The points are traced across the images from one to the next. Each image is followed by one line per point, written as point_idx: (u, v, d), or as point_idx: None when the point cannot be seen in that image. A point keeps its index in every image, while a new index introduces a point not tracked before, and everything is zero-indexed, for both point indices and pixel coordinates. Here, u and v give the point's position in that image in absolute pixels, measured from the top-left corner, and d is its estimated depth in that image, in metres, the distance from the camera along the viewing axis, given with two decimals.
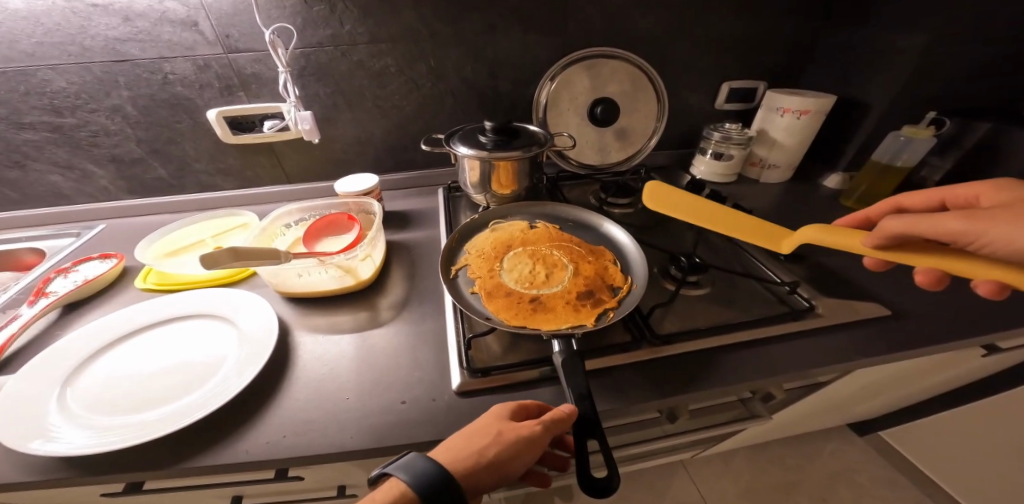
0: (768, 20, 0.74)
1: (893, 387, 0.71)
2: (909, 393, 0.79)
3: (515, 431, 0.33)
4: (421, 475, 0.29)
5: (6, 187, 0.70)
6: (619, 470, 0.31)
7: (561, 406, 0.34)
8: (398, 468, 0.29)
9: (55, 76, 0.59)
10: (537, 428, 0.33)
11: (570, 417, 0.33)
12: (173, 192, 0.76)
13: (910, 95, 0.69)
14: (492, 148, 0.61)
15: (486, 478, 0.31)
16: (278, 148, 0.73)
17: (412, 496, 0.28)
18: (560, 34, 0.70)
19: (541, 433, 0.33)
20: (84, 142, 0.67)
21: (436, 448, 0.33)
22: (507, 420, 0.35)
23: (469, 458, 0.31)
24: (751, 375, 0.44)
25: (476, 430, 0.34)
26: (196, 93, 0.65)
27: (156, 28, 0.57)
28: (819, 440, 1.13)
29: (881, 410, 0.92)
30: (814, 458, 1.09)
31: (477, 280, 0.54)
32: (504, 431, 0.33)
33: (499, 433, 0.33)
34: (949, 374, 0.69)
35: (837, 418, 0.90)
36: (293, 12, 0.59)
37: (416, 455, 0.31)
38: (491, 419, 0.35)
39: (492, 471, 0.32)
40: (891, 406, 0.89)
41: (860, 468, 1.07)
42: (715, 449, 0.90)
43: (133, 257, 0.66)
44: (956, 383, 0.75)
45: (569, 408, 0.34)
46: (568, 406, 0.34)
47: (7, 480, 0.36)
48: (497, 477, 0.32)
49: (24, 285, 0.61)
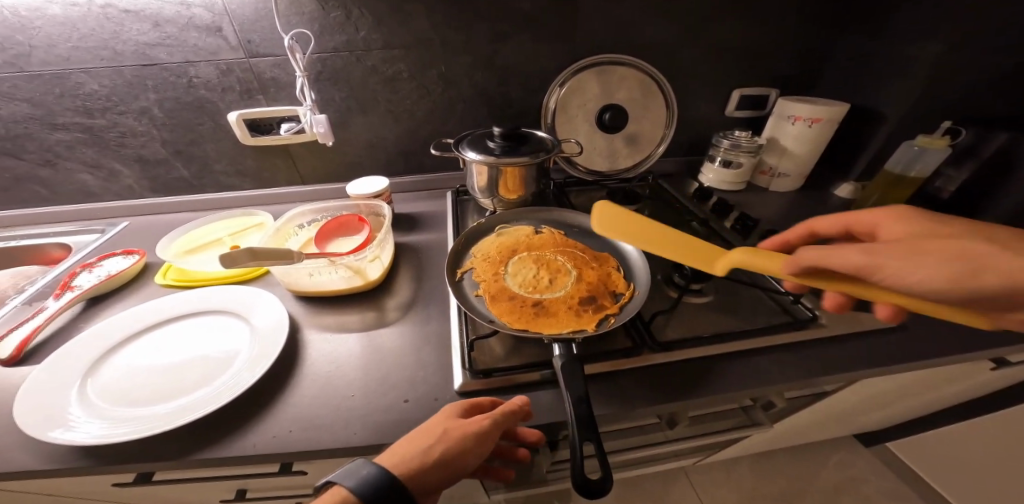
0: (780, 29, 0.74)
1: (898, 399, 0.70)
2: (915, 406, 0.78)
3: (461, 429, 0.34)
4: (366, 480, 0.30)
5: (38, 185, 0.74)
6: (612, 474, 0.32)
7: (514, 400, 0.37)
8: (343, 477, 0.31)
9: (88, 79, 0.62)
10: (484, 423, 0.35)
11: (520, 408, 0.37)
12: (193, 191, 0.79)
13: (926, 104, 0.68)
14: (500, 153, 0.61)
15: (436, 476, 0.32)
16: (293, 151, 0.76)
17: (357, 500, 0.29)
18: (570, 41, 0.71)
19: (486, 428, 0.34)
20: (113, 142, 0.70)
21: (383, 453, 0.34)
22: (455, 418, 0.36)
23: (414, 460, 0.32)
24: (751, 384, 0.44)
25: (423, 432, 0.35)
26: (219, 97, 0.67)
27: (183, 33, 0.60)
28: (824, 449, 1.11)
29: (886, 422, 0.91)
30: (820, 470, 1.07)
31: (482, 283, 0.55)
32: (452, 430, 0.34)
33: (445, 431, 0.34)
34: (958, 387, 0.68)
35: (842, 430, 0.88)
36: (311, 19, 0.61)
37: (362, 461, 0.32)
38: (438, 419, 0.36)
39: (441, 470, 0.33)
40: (899, 417, 0.87)
41: (865, 479, 1.04)
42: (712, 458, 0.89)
43: (154, 254, 0.69)
44: (965, 396, 0.74)
45: (521, 400, 0.37)
46: (520, 399, 0.38)
47: (30, 468, 0.38)
48: (446, 476, 0.33)
49: (52, 279, 0.64)
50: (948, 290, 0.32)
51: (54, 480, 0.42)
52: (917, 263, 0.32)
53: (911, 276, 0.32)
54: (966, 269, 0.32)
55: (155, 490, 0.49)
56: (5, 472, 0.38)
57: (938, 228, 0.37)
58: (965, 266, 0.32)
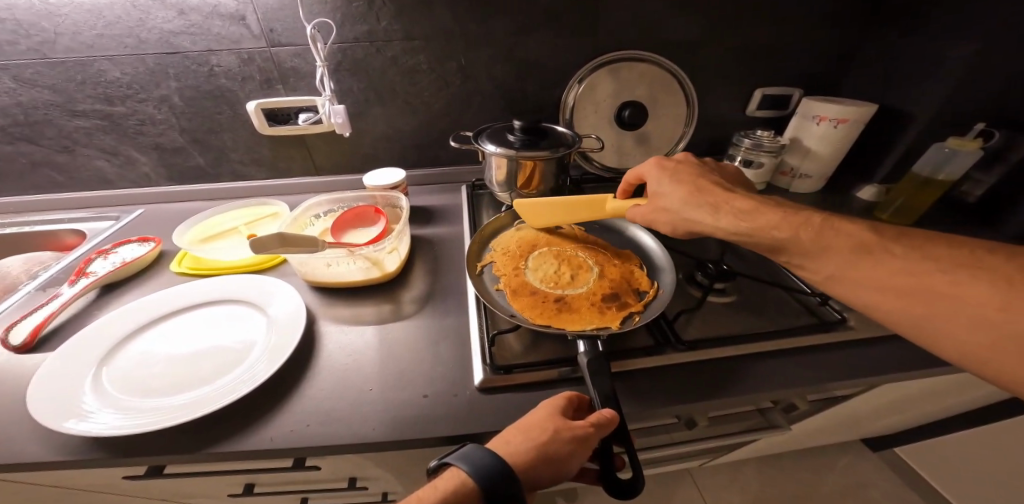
0: (807, 28, 0.73)
1: (916, 405, 0.69)
2: (930, 412, 0.76)
3: (568, 431, 0.31)
4: (480, 465, 0.29)
5: (54, 171, 0.73)
6: (643, 473, 0.30)
7: (604, 410, 0.33)
8: (457, 458, 0.30)
9: (111, 66, 0.62)
10: (589, 428, 0.31)
11: (611, 423, 0.32)
12: (208, 180, 0.78)
13: (955, 107, 0.67)
14: (520, 147, 0.61)
15: (543, 474, 0.31)
16: (309, 141, 0.75)
17: (471, 486, 0.28)
18: (592, 36, 0.70)
19: (593, 433, 0.31)
20: (132, 130, 0.70)
21: (492, 441, 0.33)
22: (560, 416, 0.33)
23: (525, 455, 0.31)
24: (776, 386, 0.42)
25: (530, 426, 0.33)
26: (238, 86, 0.66)
27: (207, 21, 0.60)
28: (831, 453, 1.09)
29: (898, 428, 0.89)
30: (826, 474, 1.05)
31: (503, 277, 0.54)
32: (559, 429, 0.32)
33: (553, 430, 0.32)
34: (978, 393, 0.66)
35: (851, 434, 0.87)
36: (333, 8, 0.60)
37: (475, 445, 0.31)
38: (544, 415, 0.34)
39: (547, 468, 0.31)
40: (912, 422, 0.85)
41: (872, 484, 1.02)
42: (718, 459, 0.88)
43: (170, 242, 0.69)
44: (982, 403, 0.72)
45: (610, 413, 0.32)
46: (609, 411, 0.33)
47: (43, 459, 0.37)
48: (551, 474, 0.31)
49: (66, 265, 0.63)
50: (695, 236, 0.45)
51: (65, 471, 0.41)
52: (671, 217, 0.45)
53: (664, 226, 0.47)
54: (756, 244, 0.39)
55: (165, 483, 0.49)
56: (18, 463, 0.37)
57: (667, 194, 0.46)
58: (772, 245, 0.37)
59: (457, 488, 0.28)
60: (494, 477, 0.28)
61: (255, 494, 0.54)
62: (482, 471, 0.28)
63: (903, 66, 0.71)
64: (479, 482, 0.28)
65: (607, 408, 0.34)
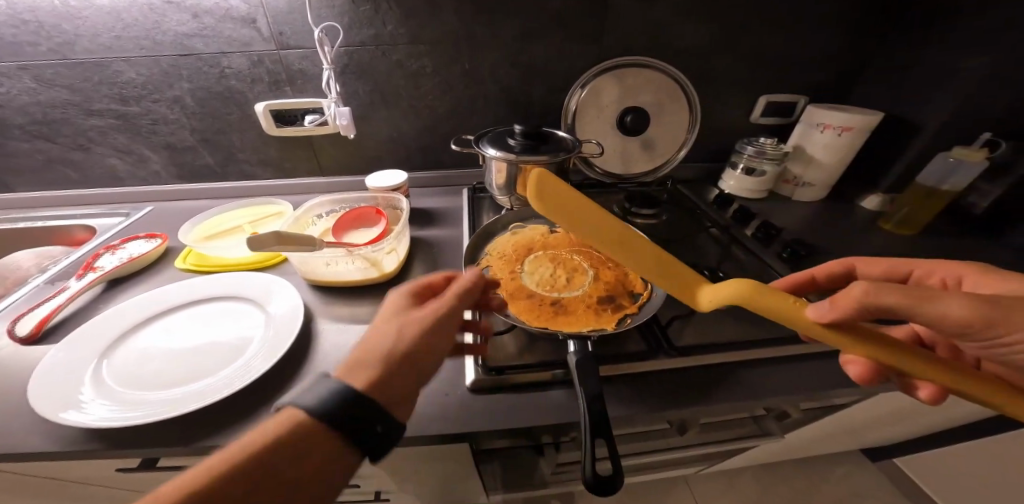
0: (824, 37, 0.73)
1: (916, 415, 0.68)
2: (931, 422, 0.75)
3: (420, 316, 0.34)
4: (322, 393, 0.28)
5: (69, 168, 0.76)
6: (622, 471, 0.30)
7: (460, 280, 0.37)
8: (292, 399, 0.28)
9: (127, 68, 0.64)
10: (439, 304, 0.35)
11: (471, 288, 0.36)
12: (216, 179, 0.80)
13: (963, 117, 0.66)
14: (520, 151, 0.61)
15: (413, 367, 0.32)
16: (315, 142, 0.77)
17: (315, 413, 0.27)
18: (596, 42, 0.70)
19: (450, 301, 0.35)
20: (145, 130, 0.72)
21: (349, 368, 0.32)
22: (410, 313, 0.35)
23: (383, 359, 0.31)
24: (767, 393, 0.42)
25: (383, 336, 0.33)
26: (248, 87, 0.68)
27: (219, 24, 0.61)
28: (829, 461, 1.07)
29: (898, 438, 0.88)
30: (825, 484, 1.02)
31: (499, 281, 0.53)
32: (411, 323, 0.33)
33: (406, 326, 0.33)
34: (979, 404, 0.65)
35: (850, 444, 0.85)
36: (341, 12, 0.62)
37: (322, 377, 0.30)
38: (396, 319, 0.34)
39: (414, 359, 0.32)
40: (911, 433, 0.83)
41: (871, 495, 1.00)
42: (714, 467, 0.87)
43: (176, 239, 0.70)
44: (984, 414, 0.71)
45: (469, 277, 0.37)
46: (469, 276, 0.37)
47: (38, 450, 0.38)
48: (421, 366, 0.32)
49: (75, 259, 0.65)
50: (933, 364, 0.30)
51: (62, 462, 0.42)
52: (936, 315, 0.30)
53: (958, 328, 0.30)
54: None
55: (160, 476, 0.49)
56: (12, 454, 0.37)
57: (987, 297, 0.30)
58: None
59: (295, 426, 0.27)
60: (341, 403, 0.27)
61: None
62: (326, 406, 0.28)
63: (909, 76, 0.71)
64: (326, 406, 0.27)
65: (592, 408, 0.33)
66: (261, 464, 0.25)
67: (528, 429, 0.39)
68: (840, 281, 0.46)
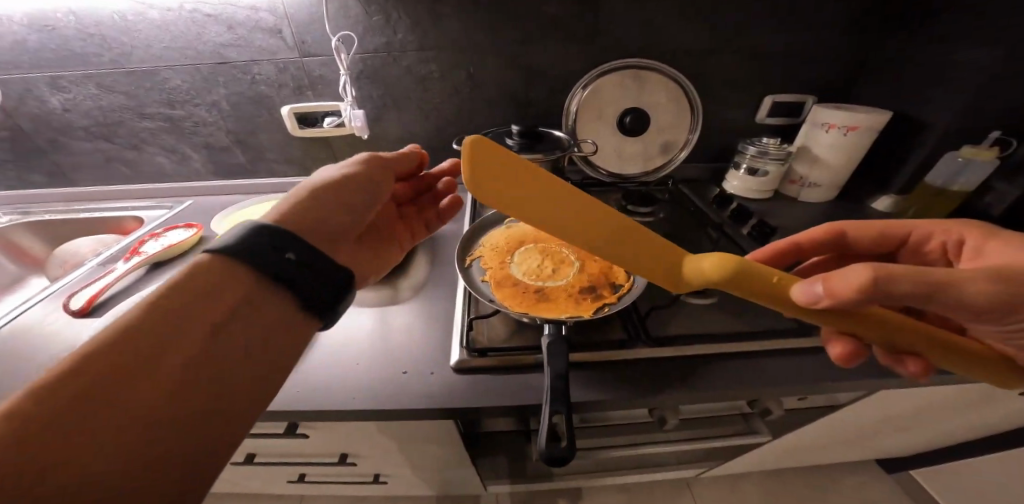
0: (831, 37, 0.72)
1: (924, 422, 0.65)
2: (946, 432, 0.72)
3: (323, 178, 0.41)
4: (235, 237, 0.31)
5: (125, 165, 0.86)
6: (575, 444, 0.32)
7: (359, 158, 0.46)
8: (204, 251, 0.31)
9: (173, 76, 0.73)
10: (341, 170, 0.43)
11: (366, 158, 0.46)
12: (247, 176, 0.88)
13: (978, 115, 0.64)
14: (517, 150, 0.64)
15: (324, 211, 0.38)
16: (333, 142, 0.83)
17: (230, 252, 0.31)
18: (596, 46, 0.73)
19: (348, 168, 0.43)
20: (188, 131, 0.80)
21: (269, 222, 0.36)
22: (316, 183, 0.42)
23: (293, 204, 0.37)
24: (741, 384, 0.43)
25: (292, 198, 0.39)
26: (275, 92, 0.75)
27: (250, 35, 0.68)
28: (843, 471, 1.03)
29: (915, 449, 0.84)
30: (837, 494, 0.99)
31: (489, 270, 0.56)
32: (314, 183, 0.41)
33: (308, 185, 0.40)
34: (994, 414, 0.62)
35: (860, 453, 0.82)
36: (356, 22, 0.67)
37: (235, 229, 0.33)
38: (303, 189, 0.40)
39: (323, 201, 0.38)
40: (927, 444, 0.80)
41: None
42: (715, 469, 0.86)
43: (210, 229, 0.78)
44: (1003, 425, 0.68)
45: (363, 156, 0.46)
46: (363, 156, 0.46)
47: None
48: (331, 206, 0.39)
49: (125, 245, 0.74)
50: (923, 342, 0.31)
51: None
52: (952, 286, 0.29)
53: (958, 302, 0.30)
54: None
55: None
56: None
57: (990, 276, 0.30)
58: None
59: (216, 269, 0.30)
60: (254, 240, 0.31)
61: (257, 463, 0.62)
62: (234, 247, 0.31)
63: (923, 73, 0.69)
64: (237, 247, 0.31)
65: (555, 385, 0.36)
66: (201, 311, 0.28)
67: (503, 407, 0.42)
68: (831, 244, 0.49)
